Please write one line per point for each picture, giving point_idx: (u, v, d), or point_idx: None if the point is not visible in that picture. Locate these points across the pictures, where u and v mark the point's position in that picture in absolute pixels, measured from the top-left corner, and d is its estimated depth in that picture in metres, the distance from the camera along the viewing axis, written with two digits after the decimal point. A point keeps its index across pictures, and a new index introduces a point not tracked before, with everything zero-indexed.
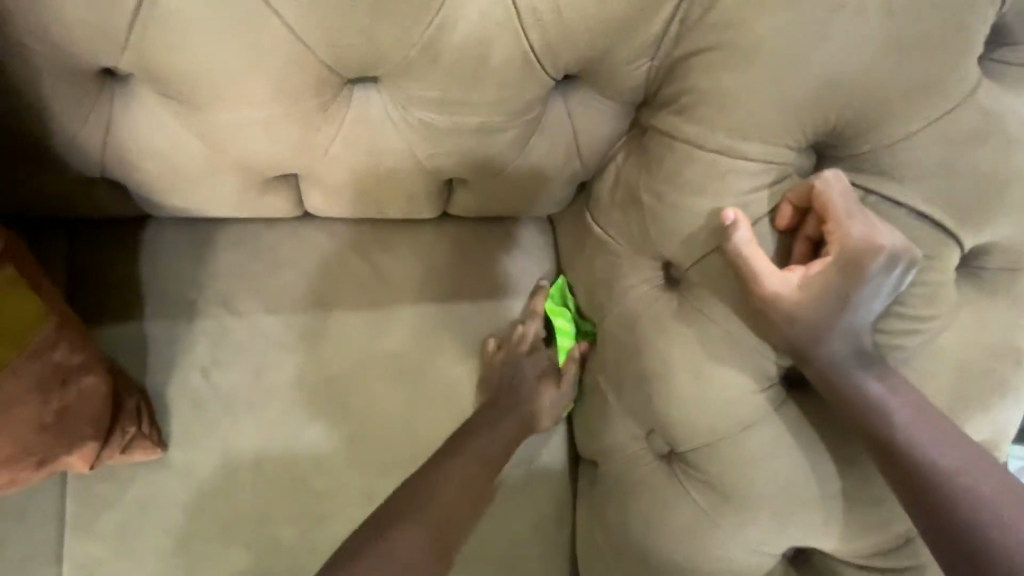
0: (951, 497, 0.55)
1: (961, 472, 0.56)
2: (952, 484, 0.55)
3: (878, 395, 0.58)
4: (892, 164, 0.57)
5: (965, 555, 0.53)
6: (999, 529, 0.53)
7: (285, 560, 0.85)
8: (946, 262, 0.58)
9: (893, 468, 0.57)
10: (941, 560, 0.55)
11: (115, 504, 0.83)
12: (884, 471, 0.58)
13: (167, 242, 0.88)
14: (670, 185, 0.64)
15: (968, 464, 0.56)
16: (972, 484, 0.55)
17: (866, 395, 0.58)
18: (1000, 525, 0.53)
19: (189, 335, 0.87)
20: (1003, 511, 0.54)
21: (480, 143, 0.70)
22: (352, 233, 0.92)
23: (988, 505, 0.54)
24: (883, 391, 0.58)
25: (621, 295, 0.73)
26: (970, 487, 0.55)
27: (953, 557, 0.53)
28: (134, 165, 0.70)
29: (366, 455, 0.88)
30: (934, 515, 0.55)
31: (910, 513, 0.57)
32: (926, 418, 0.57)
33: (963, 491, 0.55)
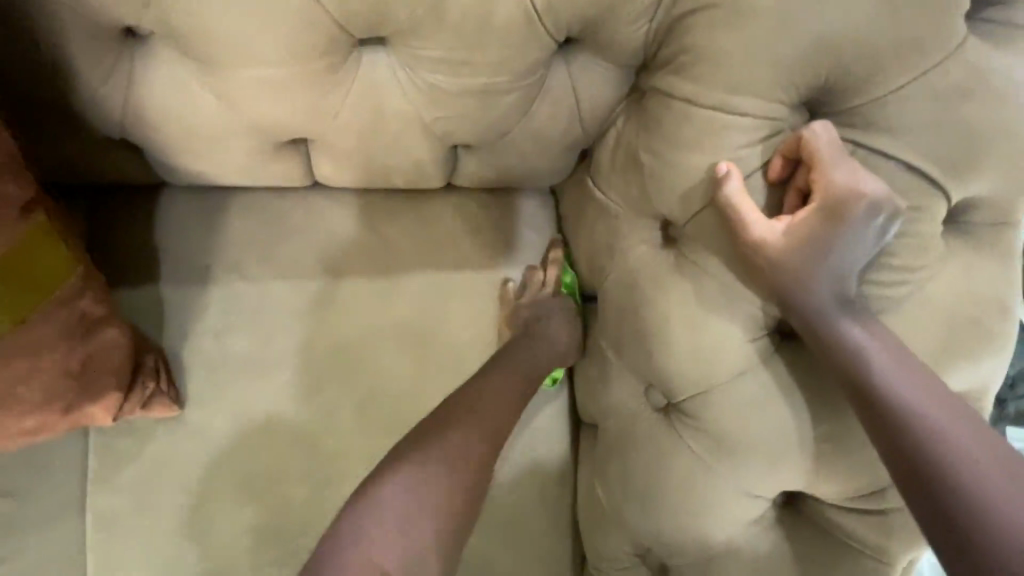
0: (920, 434, 0.57)
1: (932, 412, 0.58)
2: (929, 430, 0.57)
3: (855, 337, 0.60)
4: (881, 118, 0.59)
5: (935, 496, 0.55)
6: (973, 476, 0.54)
7: (297, 514, 0.89)
8: (933, 213, 0.60)
9: (867, 406, 0.59)
10: (907, 494, 0.57)
11: (134, 457, 0.87)
12: (859, 411, 0.60)
13: (182, 208, 0.91)
14: (668, 142, 0.66)
15: (940, 405, 0.58)
16: (948, 432, 0.57)
17: (843, 337, 0.60)
18: (973, 472, 0.54)
19: (204, 298, 0.90)
20: (977, 459, 0.55)
21: (484, 105, 0.73)
22: (361, 202, 0.95)
23: (956, 443, 0.56)
24: (860, 333, 0.60)
25: (621, 254, 0.76)
26: (939, 426, 0.57)
27: (921, 495, 0.56)
28: (154, 127, 0.74)
29: (374, 414, 0.91)
30: (903, 451, 0.57)
31: (880, 452, 0.59)
32: (901, 361, 0.59)
33: (932, 429, 0.57)
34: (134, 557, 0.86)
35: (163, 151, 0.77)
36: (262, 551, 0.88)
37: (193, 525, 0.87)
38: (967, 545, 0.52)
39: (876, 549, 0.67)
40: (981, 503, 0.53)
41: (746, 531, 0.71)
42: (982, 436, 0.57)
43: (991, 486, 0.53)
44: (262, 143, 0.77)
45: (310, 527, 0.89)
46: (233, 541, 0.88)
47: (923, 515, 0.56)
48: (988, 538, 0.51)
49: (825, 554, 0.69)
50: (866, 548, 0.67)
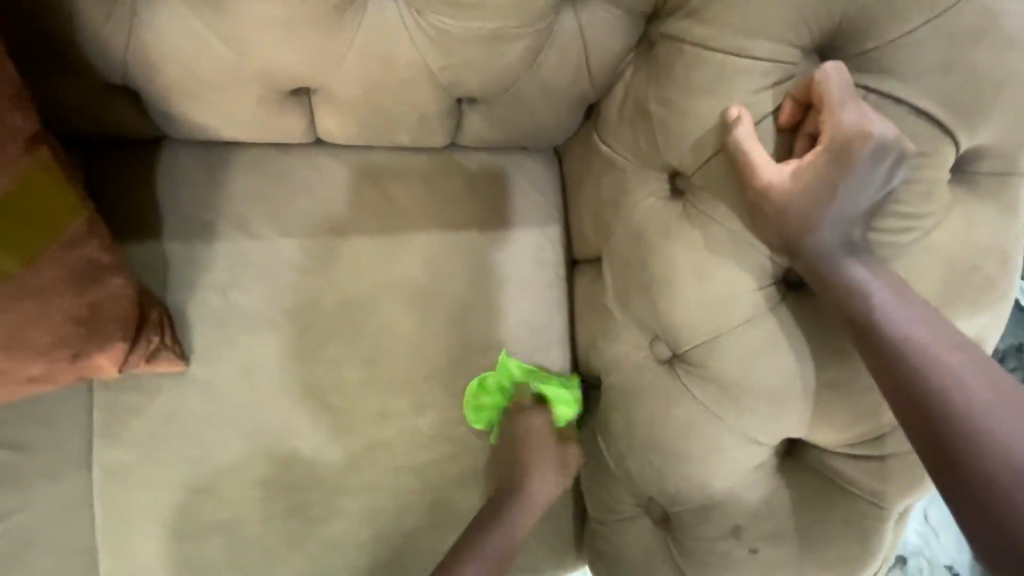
0: (923, 369, 0.58)
1: (936, 348, 0.58)
2: (934, 368, 0.57)
3: (859, 277, 0.61)
4: (893, 62, 0.59)
5: (935, 431, 0.56)
6: (971, 405, 0.55)
7: (305, 468, 0.90)
8: (942, 159, 0.61)
9: (870, 345, 0.60)
10: (908, 426, 0.58)
11: (141, 412, 0.87)
12: (861, 350, 0.61)
13: (183, 163, 0.89)
14: (679, 89, 0.66)
15: (944, 341, 0.59)
16: (954, 369, 0.57)
17: (847, 278, 0.61)
18: (976, 408, 0.55)
19: (208, 254, 0.89)
20: (981, 396, 0.56)
21: (493, 53, 0.72)
22: (367, 161, 0.94)
23: (958, 376, 0.57)
24: (864, 274, 0.61)
25: (629, 208, 0.76)
26: (942, 360, 0.58)
27: (922, 425, 0.57)
28: (157, 72, 0.73)
29: (380, 371, 0.92)
30: (905, 385, 0.58)
31: (883, 388, 0.60)
32: (906, 299, 0.60)
33: (936, 364, 0.58)
34: (144, 510, 0.87)
35: (166, 98, 0.76)
36: (270, 504, 0.89)
37: (201, 479, 0.88)
38: (963, 475, 0.54)
39: (874, 494, 0.69)
40: (982, 437, 0.54)
41: (749, 478, 0.72)
42: (989, 374, 0.57)
43: (994, 423, 0.54)
44: (267, 91, 0.76)
45: (318, 482, 0.90)
46: (242, 494, 0.89)
47: (923, 445, 0.57)
48: (985, 470, 0.53)
49: (823, 498, 0.71)
50: (864, 492, 0.69)
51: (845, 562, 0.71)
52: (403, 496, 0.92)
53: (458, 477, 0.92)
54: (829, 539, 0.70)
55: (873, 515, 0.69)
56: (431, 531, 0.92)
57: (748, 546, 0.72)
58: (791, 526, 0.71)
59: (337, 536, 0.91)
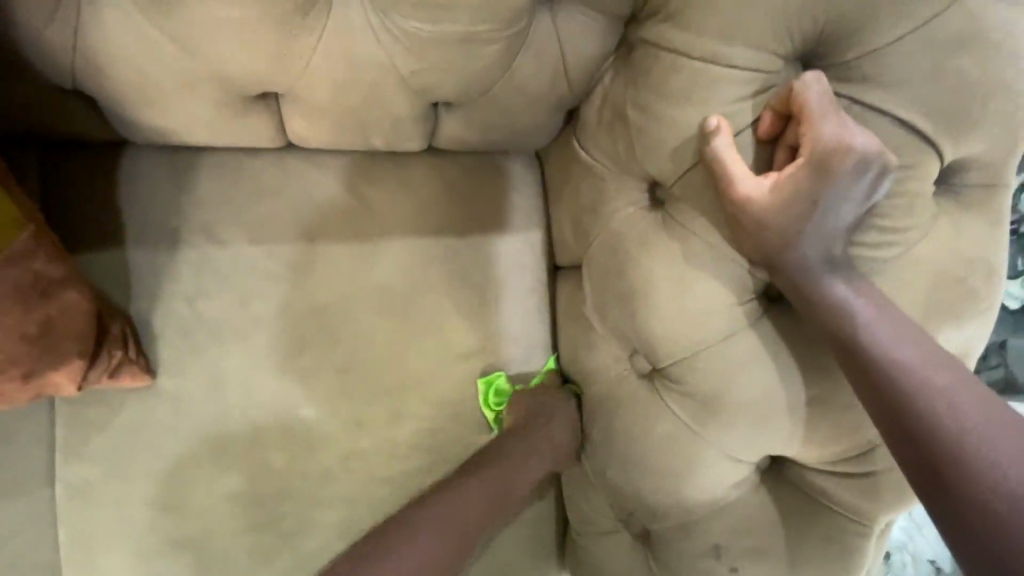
0: (909, 391, 0.56)
1: (921, 367, 0.56)
2: (918, 389, 0.56)
3: (843, 295, 0.59)
4: (877, 71, 0.57)
5: (923, 454, 0.54)
6: (959, 428, 0.53)
7: (278, 483, 0.87)
8: (925, 171, 0.59)
9: (855, 365, 0.59)
10: (897, 451, 0.56)
11: (105, 427, 0.84)
12: (847, 371, 0.60)
13: (146, 168, 0.86)
14: (657, 97, 0.64)
15: (929, 360, 0.57)
16: (939, 390, 0.55)
17: (830, 296, 0.59)
18: (963, 431, 0.53)
19: (173, 264, 0.86)
20: (969, 419, 0.54)
21: (465, 57, 0.69)
22: (339, 164, 0.91)
23: (944, 396, 0.55)
24: (848, 291, 0.59)
25: (608, 218, 0.74)
26: (928, 380, 0.56)
27: (910, 450, 0.55)
28: (111, 74, 0.69)
29: (355, 382, 0.89)
30: (894, 408, 0.56)
31: (870, 410, 0.58)
32: (890, 316, 0.58)
33: (921, 384, 0.56)
34: (109, 529, 0.85)
35: (122, 102, 0.73)
36: (242, 521, 0.87)
37: (170, 496, 0.85)
38: (951, 501, 0.52)
39: (856, 511, 0.68)
40: (971, 461, 0.52)
41: (729, 494, 0.71)
42: (977, 395, 0.55)
43: (984, 446, 0.52)
44: (229, 95, 0.73)
45: (291, 497, 0.88)
46: (212, 511, 0.86)
47: (912, 470, 0.55)
48: (975, 495, 0.50)
49: (805, 515, 0.70)
50: (847, 510, 0.68)
51: None
52: (381, 510, 0.89)
53: None
54: (810, 555, 0.69)
55: (855, 531, 0.68)
56: None
57: (728, 564, 0.71)
58: (772, 543, 0.70)
59: (313, 552, 0.88)
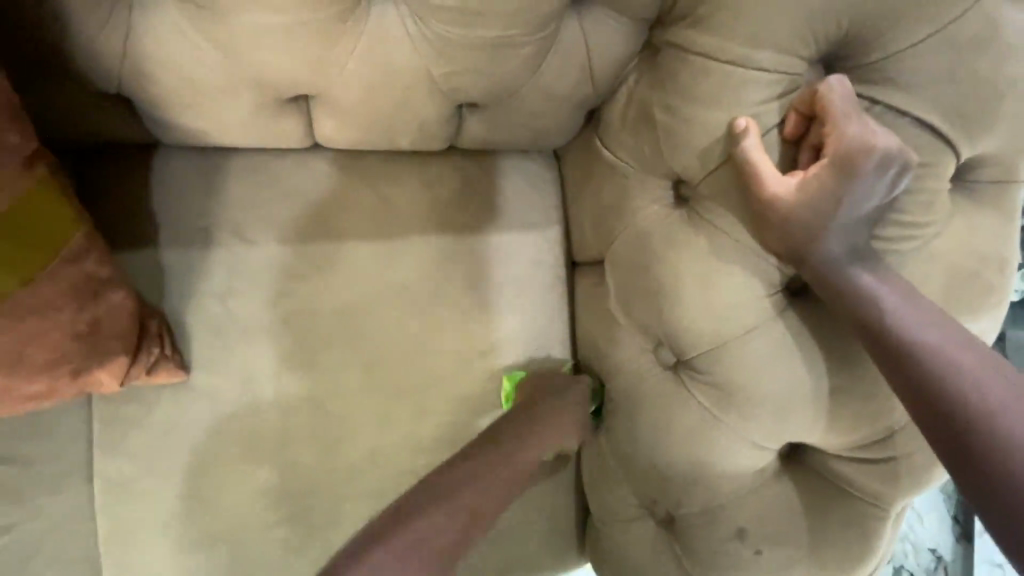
0: (933, 371, 0.59)
1: (945, 349, 0.59)
2: (943, 369, 0.58)
3: (868, 283, 0.62)
4: (897, 73, 0.59)
5: (952, 432, 0.57)
6: (985, 404, 0.56)
7: (310, 476, 0.90)
8: (943, 170, 0.62)
9: (881, 350, 0.61)
10: (926, 430, 0.59)
11: (141, 422, 0.87)
12: (873, 356, 0.62)
13: (178, 169, 0.88)
14: (683, 99, 0.66)
15: (951, 341, 0.60)
16: (964, 370, 0.58)
17: (856, 284, 0.62)
18: (989, 409, 0.56)
19: (205, 263, 0.88)
20: (994, 395, 0.56)
21: (496, 60, 0.71)
22: (365, 164, 0.93)
23: (968, 375, 0.58)
24: (872, 279, 0.62)
25: (633, 215, 0.76)
26: (951, 360, 0.59)
27: (939, 429, 0.57)
28: (152, 79, 0.71)
29: (383, 377, 0.92)
30: (920, 389, 0.59)
31: (897, 392, 0.61)
32: (913, 302, 0.61)
33: (945, 364, 0.58)
34: (145, 522, 0.87)
35: (161, 106, 0.75)
36: (275, 512, 0.89)
37: (206, 488, 0.88)
38: (978, 475, 0.54)
39: (873, 495, 0.71)
40: (997, 437, 0.54)
41: (752, 481, 0.74)
42: (1001, 373, 0.58)
43: (1009, 422, 0.55)
44: (265, 98, 0.75)
45: (323, 488, 0.90)
46: (246, 503, 0.89)
47: (942, 448, 0.57)
48: (1001, 469, 0.53)
49: (826, 500, 0.72)
50: (864, 494, 0.71)
51: (845, 561, 0.73)
52: None
53: None
54: (829, 539, 0.72)
55: (873, 514, 0.71)
56: None
57: (751, 548, 0.74)
58: (793, 527, 0.73)
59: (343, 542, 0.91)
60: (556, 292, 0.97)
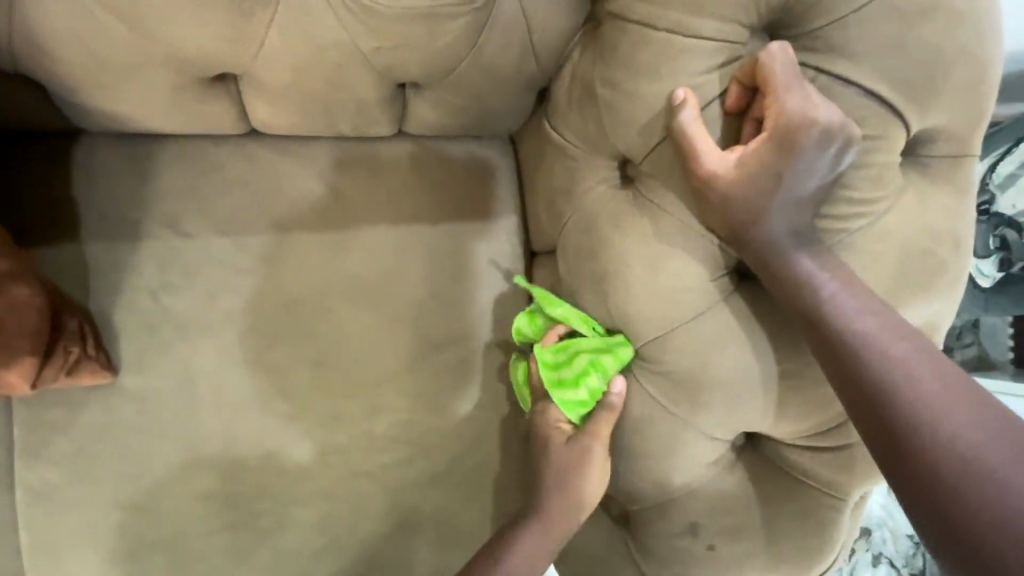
0: (870, 361, 0.56)
1: (881, 337, 0.57)
2: (878, 359, 0.56)
3: (806, 269, 0.59)
4: (843, 39, 0.56)
5: (886, 425, 0.54)
6: (918, 396, 0.53)
7: (252, 480, 0.85)
8: (892, 142, 0.59)
9: (818, 339, 0.59)
10: (861, 424, 0.56)
11: (67, 428, 0.81)
12: (812, 346, 0.59)
13: (102, 158, 0.82)
14: (624, 71, 0.63)
15: (889, 330, 0.57)
16: (898, 358, 0.56)
17: (795, 270, 0.59)
18: (920, 401, 0.53)
19: (134, 257, 0.83)
20: (927, 386, 0.54)
21: (427, 33, 0.67)
22: (307, 152, 0.88)
23: (902, 365, 0.55)
24: (811, 265, 0.59)
25: (581, 198, 0.73)
26: (887, 350, 0.56)
27: (874, 422, 0.55)
28: (56, 55, 0.66)
29: (328, 374, 0.87)
30: (856, 381, 0.56)
31: (834, 384, 0.58)
32: (852, 288, 0.58)
33: (881, 354, 0.56)
34: (75, 533, 0.81)
35: (71, 85, 0.70)
36: (215, 519, 0.84)
37: (139, 496, 0.83)
38: (908, 470, 0.51)
39: (829, 484, 0.68)
40: (926, 429, 0.51)
41: (707, 473, 0.71)
42: (936, 366, 0.55)
43: (939, 414, 0.52)
44: (184, 76, 0.71)
45: (266, 493, 0.85)
46: (182, 510, 0.83)
47: (875, 442, 0.55)
48: (927, 463, 0.50)
49: (782, 491, 0.70)
50: (820, 483, 0.68)
51: (802, 553, 0.70)
52: (356, 503, 0.87)
53: (415, 482, 0.88)
54: (785, 530, 0.69)
55: (830, 504, 0.69)
56: (388, 538, 0.87)
57: (706, 542, 0.71)
58: (748, 519, 0.70)
59: (288, 549, 0.86)
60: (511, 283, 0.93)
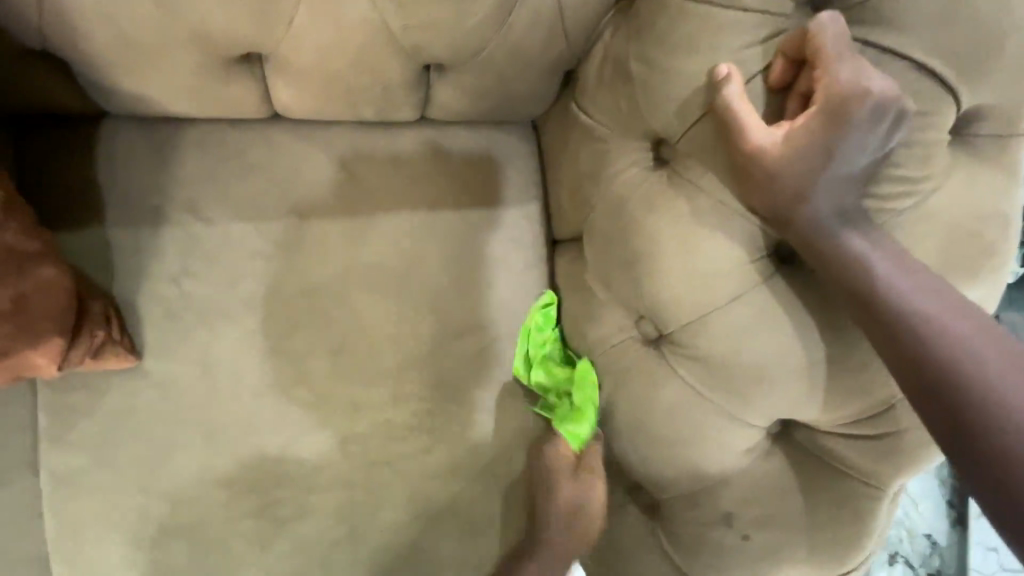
0: (931, 343, 0.54)
1: (941, 317, 0.55)
2: (939, 340, 0.54)
3: (860, 248, 0.57)
4: (893, 12, 0.54)
5: (950, 409, 0.52)
6: (984, 378, 0.52)
7: (274, 466, 0.84)
8: (943, 120, 0.57)
9: (873, 322, 0.57)
10: (921, 408, 0.54)
11: (91, 412, 0.81)
12: (865, 328, 0.57)
13: (124, 142, 0.82)
14: (662, 48, 0.61)
15: (947, 309, 0.55)
16: (960, 338, 0.54)
17: (847, 250, 0.57)
18: (985, 384, 0.51)
19: (156, 241, 0.82)
20: (993, 366, 0.52)
21: (457, 10, 0.66)
22: (328, 137, 0.87)
23: (966, 345, 0.53)
24: (865, 244, 0.57)
25: (611, 181, 0.71)
26: (949, 331, 0.54)
27: (937, 407, 0.53)
28: (83, 31, 0.66)
29: (351, 361, 0.86)
30: (916, 364, 0.54)
31: (890, 366, 0.56)
32: (908, 267, 0.56)
33: (943, 335, 0.54)
34: (97, 518, 0.81)
35: (96, 64, 0.70)
36: (237, 506, 0.84)
37: (160, 481, 0.82)
38: (975, 455, 0.50)
39: (866, 474, 0.66)
40: (995, 413, 0.50)
41: (740, 462, 0.69)
42: (1001, 344, 0.53)
43: (1007, 397, 0.50)
44: (210, 57, 0.70)
45: (288, 479, 0.85)
46: (204, 497, 0.83)
47: (937, 427, 0.53)
48: (991, 451, 0.50)
49: (817, 481, 0.68)
50: (857, 473, 0.67)
51: (836, 545, 0.69)
52: (378, 491, 0.86)
53: (438, 471, 0.87)
54: (818, 520, 0.68)
55: (867, 495, 0.67)
56: (410, 527, 0.87)
57: (738, 532, 0.69)
58: (782, 509, 0.68)
59: (309, 536, 0.85)
60: (535, 270, 0.91)
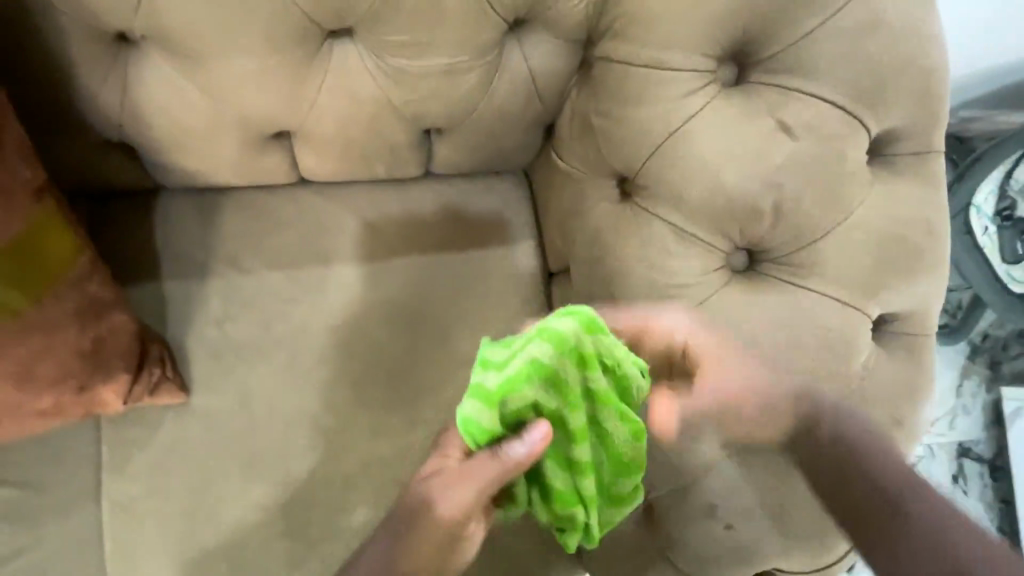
0: (871, 483, 0.62)
1: (875, 460, 0.63)
2: (874, 470, 0.62)
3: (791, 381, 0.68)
4: (797, 61, 0.66)
5: (894, 546, 0.58)
6: (912, 502, 0.59)
7: (304, 489, 0.93)
8: (855, 143, 0.68)
9: (821, 473, 0.65)
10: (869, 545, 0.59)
11: (145, 444, 0.92)
12: (813, 476, 0.65)
13: (177, 210, 0.97)
14: (615, 102, 0.74)
15: (874, 447, 0.64)
16: (892, 471, 0.62)
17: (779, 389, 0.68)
18: (916, 508, 0.59)
19: (203, 292, 0.96)
20: (918, 491, 0.60)
21: (445, 85, 0.80)
22: (345, 195, 1.01)
23: (893, 473, 0.62)
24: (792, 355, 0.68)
25: (587, 215, 0.81)
26: (879, 463, 0.63)
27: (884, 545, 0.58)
28: (151, 124, 0.82)
29: (369, 389, 0.96)
30: (858, 501, 0.61)
31: (833, 507, 0.63)
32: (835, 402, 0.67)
33: (875, 471, 0.62)
34: (149, 541, 0.91)
35: (158, 148, 0.86)
36: (272, 527, 0.92)
37: (203, 504, 0.92)
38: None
39: None
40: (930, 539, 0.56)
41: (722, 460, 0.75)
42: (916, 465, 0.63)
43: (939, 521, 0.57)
44: (250, 136, 0.86)
45: (315, 500, 0.93)
46: (242, 519, 0.92)
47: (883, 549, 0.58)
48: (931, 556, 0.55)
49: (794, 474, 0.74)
50: None
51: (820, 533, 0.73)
52: None
53: None
54: (799, 511, 0.73)
55: None
56: None
57: (723, 523, 0.75)
58: (765, 502, 0.74)
59: (336, 554, 0.92)
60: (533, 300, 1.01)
